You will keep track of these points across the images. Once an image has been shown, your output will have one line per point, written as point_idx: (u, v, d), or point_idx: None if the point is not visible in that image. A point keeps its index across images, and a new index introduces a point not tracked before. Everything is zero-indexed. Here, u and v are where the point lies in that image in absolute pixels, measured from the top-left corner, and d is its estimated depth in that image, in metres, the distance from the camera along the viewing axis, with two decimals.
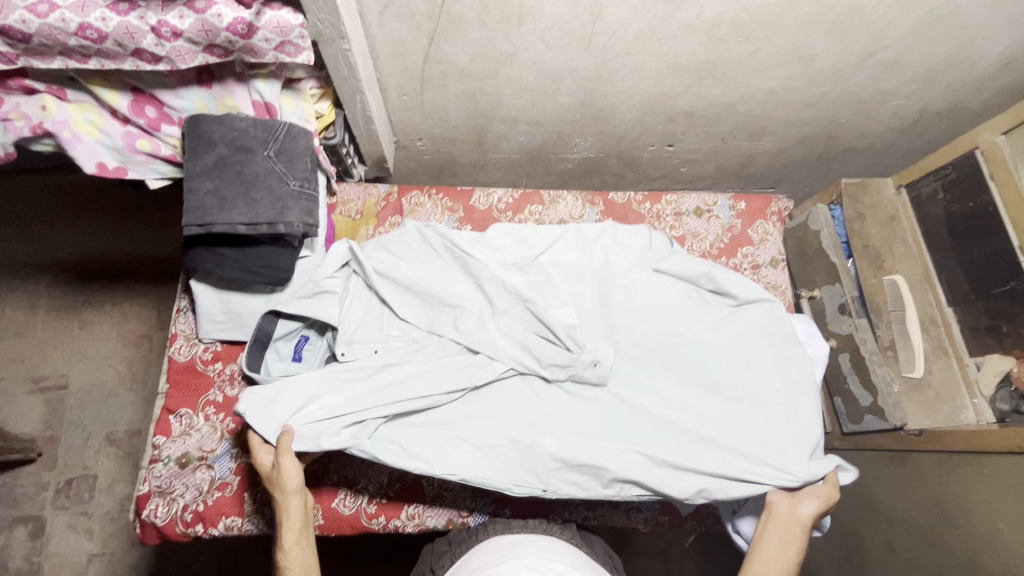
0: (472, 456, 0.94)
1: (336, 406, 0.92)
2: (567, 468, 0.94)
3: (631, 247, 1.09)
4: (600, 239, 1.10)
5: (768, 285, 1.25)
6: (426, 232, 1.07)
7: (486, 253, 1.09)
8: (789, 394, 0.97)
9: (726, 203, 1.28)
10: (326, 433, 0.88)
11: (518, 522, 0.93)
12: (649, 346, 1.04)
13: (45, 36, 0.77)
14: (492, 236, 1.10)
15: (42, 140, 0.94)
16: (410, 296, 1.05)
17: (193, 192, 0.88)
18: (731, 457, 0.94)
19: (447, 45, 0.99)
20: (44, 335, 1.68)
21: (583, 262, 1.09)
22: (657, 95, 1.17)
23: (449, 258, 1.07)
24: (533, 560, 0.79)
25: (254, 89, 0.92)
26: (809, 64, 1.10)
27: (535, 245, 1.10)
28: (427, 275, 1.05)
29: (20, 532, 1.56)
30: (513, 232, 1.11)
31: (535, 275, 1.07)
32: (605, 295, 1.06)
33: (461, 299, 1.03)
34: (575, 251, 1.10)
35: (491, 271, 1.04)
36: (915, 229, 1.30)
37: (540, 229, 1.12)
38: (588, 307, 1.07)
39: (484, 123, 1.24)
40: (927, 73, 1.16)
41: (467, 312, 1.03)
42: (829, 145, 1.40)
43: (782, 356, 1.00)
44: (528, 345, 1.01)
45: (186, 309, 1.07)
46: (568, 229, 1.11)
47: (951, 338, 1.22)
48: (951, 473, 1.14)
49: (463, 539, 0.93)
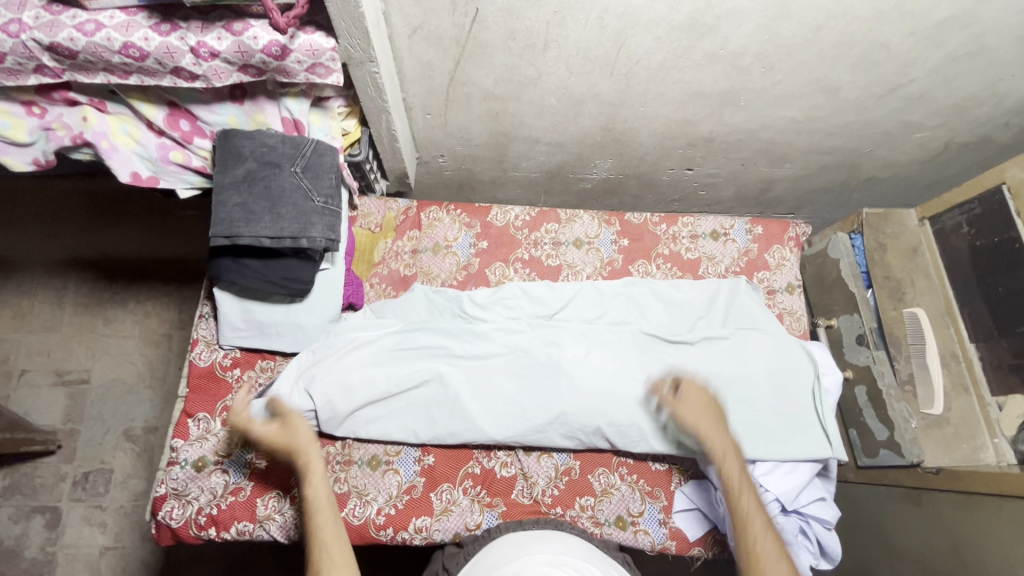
0: (500, 330, 1.08)
1: (396, 341, 1.05)
2: (526, 313, 1.13)
3: (667, 312, 1.15)
4: (615, 294, 1.16)
5: (784, 311, 1.23)
6: (435, 297, 1.13)
7: (501, 312, 1.13)
8: (788, 410, 1.05)
9: (743, 227, 1.27)
10: (395, 336, 1.06)
11: (529, 520, 0.94)
12: (671, 403, 1.04)
13: (90, 53, 0.80)
14: (507, 294, 1.14)
15: (81, 150, 0.98)
16: (402, 379, 1.01)
17: (222, 204, 0.91)
18: (714, 348, 1.09)
19: (473, 69, 1.01)
20: (70, 331, 1.73)
21: (601, 320, 1.13)
22: (678, 120, 1.18)
23: (445, 335, 1.07)
24: (551, 557, 0.79)
25: (284, 107, 0.95)
26: (833, 95, 1.10)
27: (550, 303, 1.14)
28: (419, 356, 1.04)
29: (37, 523, 1.60)
30: (526, 291, 1.14)
31: (554, 330, 1.09)
32: (624, 354, 1.07)
33: (455, 377, 1.02)
34: (593, 309, 1.15)
35: (490, 348, 1.06)
36: (937, 263, 1.29)
37: (557, 287, 1.16)
38: (612, 364, 1.04)
39: (505, 143, 1.25)
40: (953, 107, 1.15)
41: (473, 392, 1.02)
42: (851, 174, 1.39)
43: (789, 402, 1.06)
44: (520, 405, 1.01)
45: (207, 316, 1.09)
46: (585, 286, 1.16)
47: (972, 375, 1.21)
48: (971, 514, 1.10)
49: (478, 538, 0.94)
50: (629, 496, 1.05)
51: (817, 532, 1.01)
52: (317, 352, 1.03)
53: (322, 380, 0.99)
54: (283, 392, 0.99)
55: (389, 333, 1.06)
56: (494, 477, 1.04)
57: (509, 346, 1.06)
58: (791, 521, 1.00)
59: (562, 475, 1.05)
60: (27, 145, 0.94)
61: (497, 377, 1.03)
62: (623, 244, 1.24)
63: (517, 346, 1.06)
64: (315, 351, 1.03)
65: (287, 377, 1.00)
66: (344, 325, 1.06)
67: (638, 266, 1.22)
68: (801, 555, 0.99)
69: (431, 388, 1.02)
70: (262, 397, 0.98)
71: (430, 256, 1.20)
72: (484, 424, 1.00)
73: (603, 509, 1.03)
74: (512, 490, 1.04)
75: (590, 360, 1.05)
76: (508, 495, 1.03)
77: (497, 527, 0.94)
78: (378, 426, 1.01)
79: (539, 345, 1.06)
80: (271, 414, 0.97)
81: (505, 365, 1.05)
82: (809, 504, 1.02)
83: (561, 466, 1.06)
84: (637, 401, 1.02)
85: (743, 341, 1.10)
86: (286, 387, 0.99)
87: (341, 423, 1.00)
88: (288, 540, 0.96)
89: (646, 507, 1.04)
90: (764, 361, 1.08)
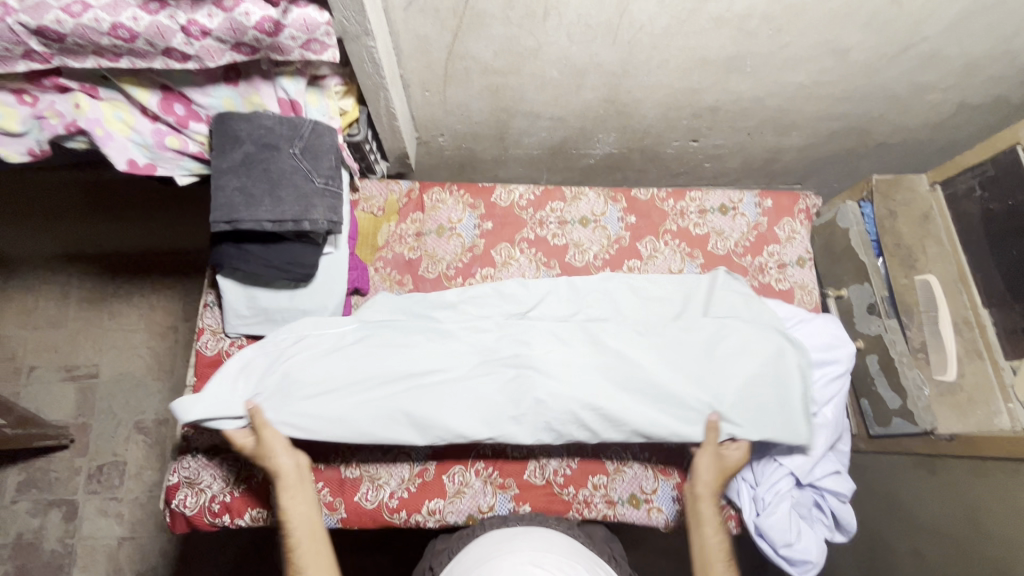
0: (462, 325, 1.01)
1: (348, 340, 0.99)
2: (495, 311, 1.05)
3: (645, 307, 1.06)
4: (593, 291, 1.07)
5: (795, 285, 1.18)
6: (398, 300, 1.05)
7: (468, 308, 1.05)
8: (771, 403, 0.96)
9: (753, 200, 1.21)
10: (347, 335, 1.00)
11: (514, 517, 0.96)
12: (650, 400, 0.96)
13: (79, 36, 0.78)
14: (475, 292, 1.07)
15: (76, 138, 0.96)
16: (353, 374, 0.95)
17: (221, 189, 0.89)
18: (695, 337, 1.00)
19: (472, 41, 0.98)
20: (76, 325, 1.73)
21: (576, 316, 1.05)
22: (683, 89, 1.15)
23: (404, 330, 1.00)
24: (532, 556, 0.81)
25: (280, 87, 0.93)
26: (843, 57, 1.07)
27: (522, 299, 1.07)
28: (376, 353, 0.97)
29: (54, 516, 1.62)
30: (496, 288, 1.07)
31: (523, 327, 1.01)
32: (601, 348, 0.99)
33: (409, 375, 0.95)
34: (567, 306, 1.07)
35: (454, 345, 0.99)
36: (949, 229, 1.26)
37: (530, 283, 1.08)
38: (579, 359, 0.97)
39: (506, 119, 1.23)
40: (966, 66, 1.12)
41: (429, 388, 0.94)
42: (860, 140, 1.36)
43: (774, 394, 0.96)
44: (478, 405, 0.94)
45: (212, 303, 1.08)
46: (559, 281, 1.08)
47: (986, 341, 1.16)
48: (985, 479, 1.11)
49: (463, 535, 0.95)
50: (640, 474, 1.04)
51: (831, 505, 1.00)
52: (272, 347, 0.98)
53: (273, 376, 0.94)
54: (226, 388, 0.93)
55: (343, 333, 1.00)
56: (506, 458, 1.03)
57: (472, 342, 0.99)
58: (807, 494, 1.00)
59: (574, 455, 1.04)
60: (21, 135, 0.93)
61: (454, 376, 0.96)
62: (631, 221, 1.19)
63: (478, 341, 0.99)
64: (271, 347, 0.98)
65: (233, 368, 0.95)
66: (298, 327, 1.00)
67: (646, 244, 1.17)
68: (813, 528, 1.00)
69: (382, 386, 0.95)
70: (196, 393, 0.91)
71: (434, 239, 1.16)
72: (435, 423, 0.92)
73: (616, 487, 1.03)
74: (524, 471, 1.03)
75: (563, 358, 0.97)
76: (520, 476, 1.02)
77: (481, 524, 0.96)
78: (316, 423, 0.92)
79: (503, 342, 0.99)
80: (201, 411, 0.89)
81: (472, 365, 0.97)
82: (825, 477, 1.00)
83: (572, 446, 1.05)
84: (603, 396, 0.95)
85: (726, 329, 1.00)
86: (230, 379, 0.94)
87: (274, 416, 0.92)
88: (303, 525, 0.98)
89: (659, 484, 1.04)
90: (749, 349, 0.98)
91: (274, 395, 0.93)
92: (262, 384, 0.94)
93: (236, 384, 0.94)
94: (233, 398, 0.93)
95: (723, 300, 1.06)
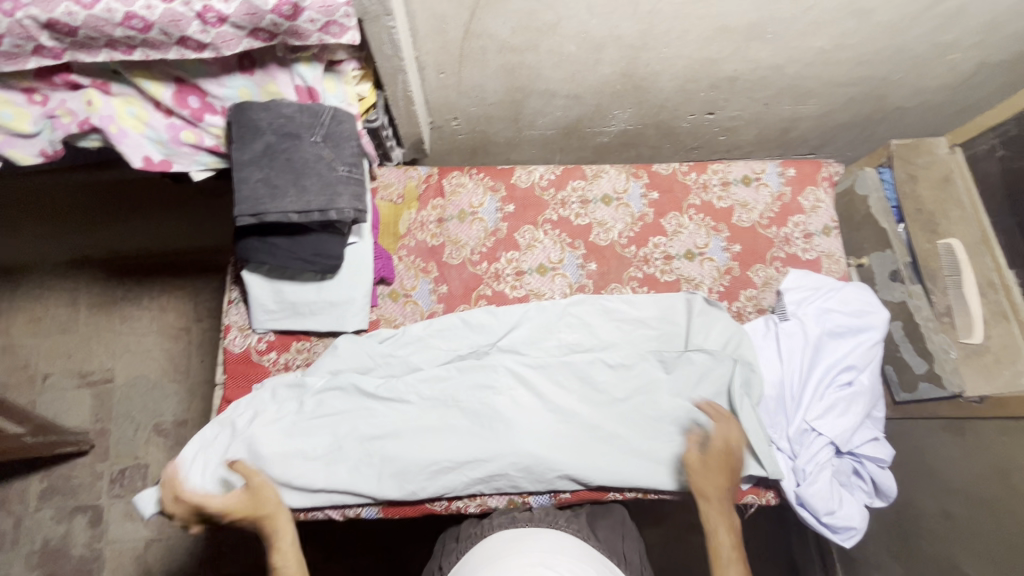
0: (429, 374, 1.01)
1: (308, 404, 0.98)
2: (459, 357, 1.04)
3: (617, 331, 1.07)
4: (565, 315, 1.07)
5: (822, 254, 1.17)
6: (362, 341, 1.03)
7: (435, 345, 1.05)
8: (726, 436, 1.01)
9: (775, 169, 1.19)
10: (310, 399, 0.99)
11: (523, 518, 0.92)
12: (607, 444, 0.99)
13: (91, 28, 0.76)
14: (443, 327, 1.06)
15: (89, 137, 0.94)
16: (320, 440, 0.97)
17: (244, 181, 0.87)
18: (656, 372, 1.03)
19: (489, 19, 0.96)
20: (87, 331, 1.71)
21: (549, 344, 1.06)
22: (702, 60, 1.13)
23: (363, 392, 0.99)
24: (542, 557, 0.80)
25: (297, 74, 0.91)
26: (866, 18, 1.05)
27: (493, 330, 1.06)
28: (331, 422, 0.98)
29: (79, 522, 1.62)
30: (466, 321, 1.06)
31: (486, 371, 1.01)
32: (564, 388, 1.02)
33: (373, 437, 0.97)
34: (541, 331, 1.06)
35: (413, 400, 1.00)
36: (971, 190, 1.22)
37: (501, 312, 1.07)
38: (541, 404, 1.01)
39: (521, 99, 1.21)
40: (990, 23, 1.10)
41: (391, 449, 0.96)
42: (878, 106, 1.35)
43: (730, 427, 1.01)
44: (443, 465, 0.95)
45: (236, 300, 1.06)
46: (530, 305, 1.08)
47: (1011, 302, 1.15)
48: (1014, 438, 1.11)
49: (469, 535, 0.94)
50: None
51: (871, 471, 1.00)
52: (229, 427, 0.98)
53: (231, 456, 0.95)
54: (185, 477, 0.96)
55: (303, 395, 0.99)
56: None
57: (438, 393, 1.00)
58: (847, 462, 1.00)
59: None
60: (33, 136, 0.90)
61: (419, 434, 0.97)
62: (653, 197, 1.17)
63: (445, 389, 1.00)
64: (229, 427, 0.98)
65: (193, 447, 0.97)
66: (259, 397, 0.99)
67: (670, 219, 1.16)
68: (853, 494, 1.01)
69: (348, 448, 0.96)
70: (158, 486, 0.94)
71: (456, 225, 1.14)
72: (394, 484, 0.94)
73: None
74: None
75: (521, 403, 1.00)
76: None
77: (487, 524, 0.94)
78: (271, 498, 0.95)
79: (468, 391, 1.00)
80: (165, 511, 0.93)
81: (435, 418, 0.99)
82: (863, 445, 1.00)
83: None
84: (563, 444, 0.98)
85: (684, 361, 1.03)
86: (190, 459, 0.96)
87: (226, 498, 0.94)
88: (345, 517, 0.98)
89: None
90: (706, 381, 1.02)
91: (229, 478, 0.95)
92: (219, 471, 0.96)
93: (195, 464, 0.96)
94: (193, 481, 0.95)
95: (690, 320, 1.07)
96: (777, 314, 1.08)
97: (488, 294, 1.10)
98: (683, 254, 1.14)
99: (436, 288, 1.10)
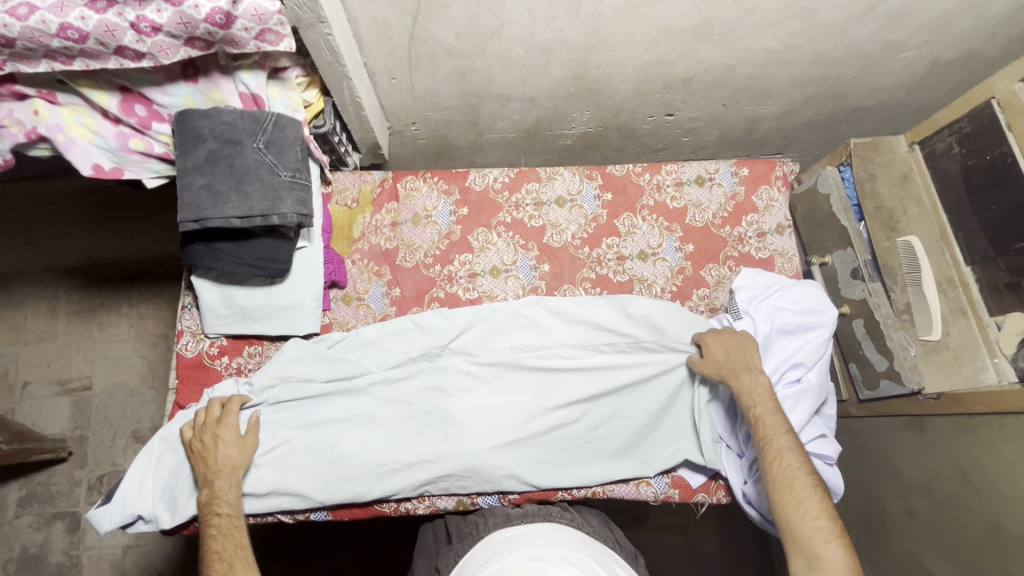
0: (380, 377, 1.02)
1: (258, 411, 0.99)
2: (409, 360, 1.04)
3: (569, 331, 1.08)
4: (517, 317, 1.08)
5: (775, 253, 1.18)
6: (308, 346, 1.03)
7: (388, 347, 1.06)
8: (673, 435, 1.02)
9: (729, 169, 1.19)
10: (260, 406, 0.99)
11: (517, 516, 0.95)
12: (555, 444, 1.00)
13: (28, 39, 0.77)
14: (393, 330, 1.06)
15: (39, 145, 0.96)
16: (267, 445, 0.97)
17: (187, 188, 0.89)
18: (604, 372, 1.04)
19: (433, 24, 0.97)
20: (66, 339, 1.72)
21: (501, 345, 1.06)
22: (652, 62, 1.14)
23: (310, 398, 1.01)
24: (540, 550, 0.81)
25: (240, 81, 0.92)
26: (810, 19, 1.06)
27: (445, 332, 1.07)
28: (279, 428, 0.99)
29: (58, 529, 1.63)
30: (417, 323, 1.06)
31: (434, 372, 1.02)
32: (515, 390, 1.03)
33: (321, 441, 0.98)
34: (492, 333, 1.07)
35: (363, 403, 1.01)
36: (929, 186, 1.24)
37: (452, 316, 1.08)
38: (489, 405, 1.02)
39: (477, 103, 1.22)
40: (937, 22, 1.11)
41: (339, 453, 0.97)
42: (837, 105, 1.35)
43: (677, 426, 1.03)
44: (389, 470, 0.97)
45: (190, 305, 1.07)
46: (482, 307, 1.08)
47: (970, 298, 1.15)
48: (970, 435, 1.11)
49: (465, 535, 0.95)
50: None
51: (819, 468, 1.01)
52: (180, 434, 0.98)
53: (183, 467, 0.97)
54: (137, 483, 0.97)
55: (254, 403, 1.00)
56: None
57: (388, 397, 1.01)
58: None
59: None
60: None
61: (368, 437, 0.99)
62: (607, 198, 1.17)
63: (395, 391, 1.02)
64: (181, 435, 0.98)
65: (141, 462, 0.98)
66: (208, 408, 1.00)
67: (624, 220, 1.16)
68: None
69: (297, 451, 0.98)
70: (108, 501, 0.95)
71: (410, 228, 1.15)
72: (341, 486, 0.96)
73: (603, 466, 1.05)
74: None
75: (469, 404, 1.02)
76: None
77: (483, 523, 0.96)
78: None
79: (417, 392, 1.02)
80: (117, 518, 0.94)
81: (385, 421, 1.00)
82: (810, 442, 1.01)
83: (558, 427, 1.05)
84: (510, 445, 0.99)
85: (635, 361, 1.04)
86: (140, 474, 0.97)
87: (181, 508, 0.95)
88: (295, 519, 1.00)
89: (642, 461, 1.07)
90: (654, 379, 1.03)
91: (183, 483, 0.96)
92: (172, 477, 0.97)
93: (146, 477, 0.97)
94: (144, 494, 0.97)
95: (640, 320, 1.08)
96: (729, 313, 1.08)
97: (441, 297, 1.12)
98: (637, 254, 1.15)
99: (389, 291, 1.11)
